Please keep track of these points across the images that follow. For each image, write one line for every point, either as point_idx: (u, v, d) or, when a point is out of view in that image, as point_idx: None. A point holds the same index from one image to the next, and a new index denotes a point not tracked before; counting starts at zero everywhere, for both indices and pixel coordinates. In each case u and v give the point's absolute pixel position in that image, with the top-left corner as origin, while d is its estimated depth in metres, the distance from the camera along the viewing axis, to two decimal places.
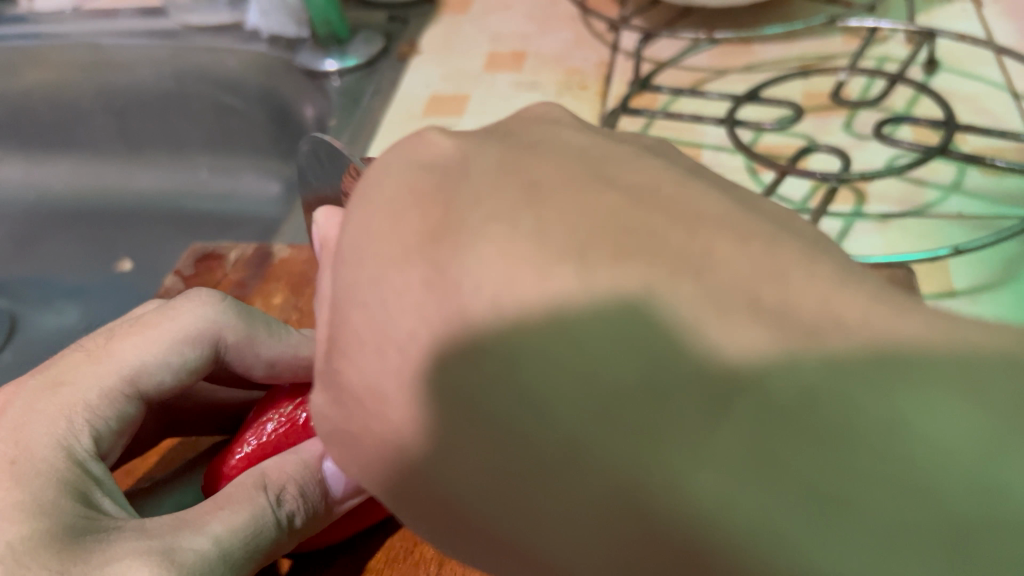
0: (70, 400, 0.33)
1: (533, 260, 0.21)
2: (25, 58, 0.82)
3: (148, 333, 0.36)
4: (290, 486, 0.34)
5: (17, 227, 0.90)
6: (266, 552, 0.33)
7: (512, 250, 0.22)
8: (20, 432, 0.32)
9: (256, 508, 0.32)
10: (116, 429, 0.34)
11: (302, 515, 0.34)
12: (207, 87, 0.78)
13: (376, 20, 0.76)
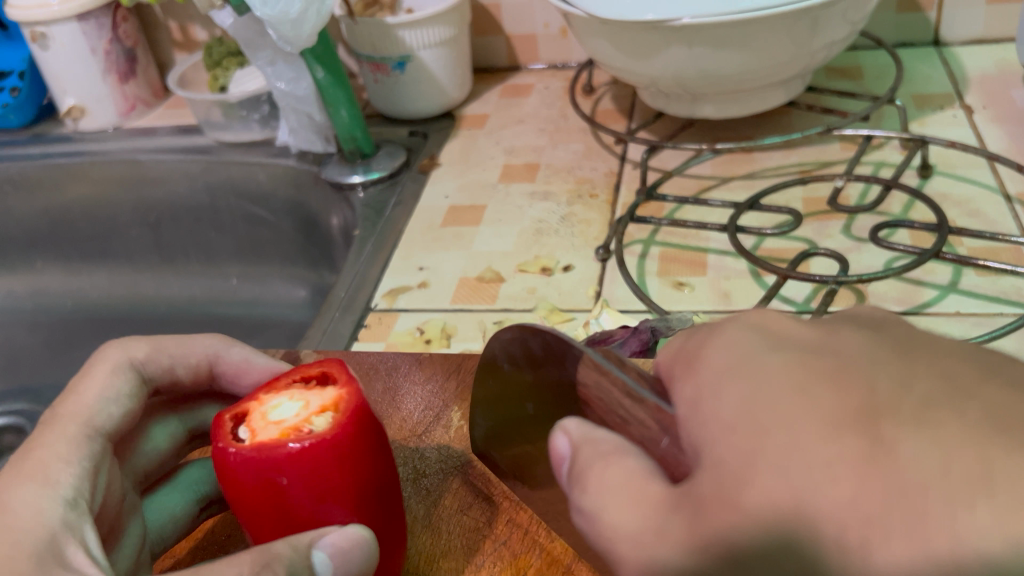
0: (43, 468, 0.35)
1: (750, 409, 0.24)
2: (68, 174, 0.88)
3: (80, 391, 0.40)
4: (278, 564, 0.32)
5: (53, 334, 0.90)
6: None
7: (745, 398, 0.24)
8: (3, 494, 0.33)
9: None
10: (91, 468, 0.37)
11: None
12: (238, 200, 0.84)
13: (399, 135, 0.81)
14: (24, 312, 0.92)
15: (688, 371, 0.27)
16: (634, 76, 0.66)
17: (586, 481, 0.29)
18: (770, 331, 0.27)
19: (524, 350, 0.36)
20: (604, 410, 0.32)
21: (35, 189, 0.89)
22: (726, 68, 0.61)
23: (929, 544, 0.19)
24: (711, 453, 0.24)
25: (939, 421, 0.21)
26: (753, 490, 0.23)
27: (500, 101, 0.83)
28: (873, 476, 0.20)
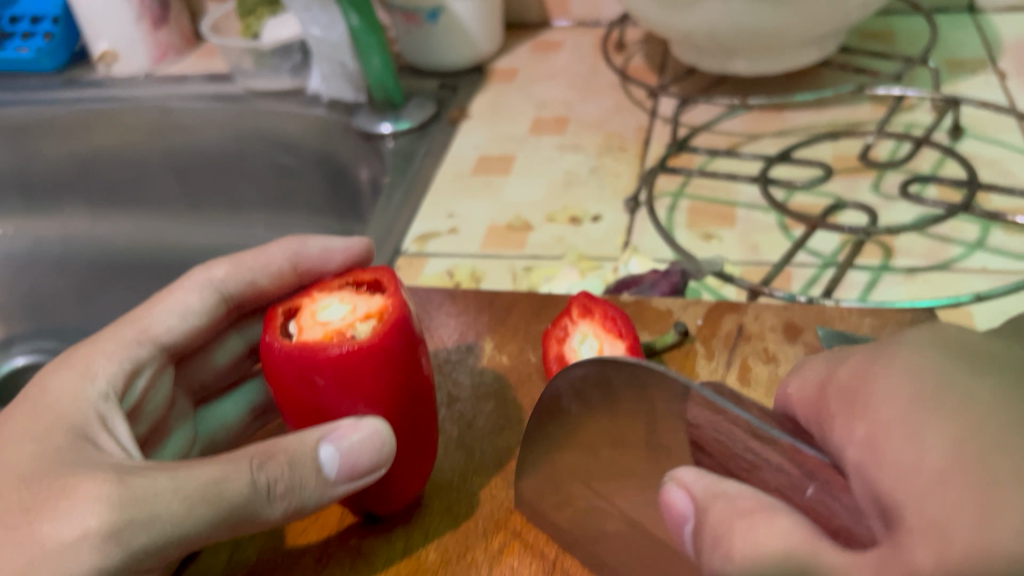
0: (88, 360, 0.37)
1: (931, 430, 0.21)
2: (100, 118, 0.88)
3: (162, 301, 0.43)
4: (281, 456, 0.33)
5: (82, 278, 0.91)
6: (239, 518, 0.31)
7: (928, 421, 0.21)
8: (45, 382, 0.36)
9: (231, 469, 0.31)
10: (132, 369, 0.38)
11: (284, 484, 0.32)
12: (268, 149, 0.84)
13: (429, 86, 0.80)
14: (53, 255, 0.94)
15: (861, 387, 0.24)
16: (670, 30, 0.67)
17: (725, 543, 0.26)
18: (954, 347, 0.24)
19: (589, 387, 0.33)
20: (722, 451, 0.29)
21: (65, 134, 0.89)
22: (760, 24, 0.61)
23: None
24: (915, 510, 0.20)
25: None
26: (984, 548, 0.18)
27: (530, 57, 0.83)
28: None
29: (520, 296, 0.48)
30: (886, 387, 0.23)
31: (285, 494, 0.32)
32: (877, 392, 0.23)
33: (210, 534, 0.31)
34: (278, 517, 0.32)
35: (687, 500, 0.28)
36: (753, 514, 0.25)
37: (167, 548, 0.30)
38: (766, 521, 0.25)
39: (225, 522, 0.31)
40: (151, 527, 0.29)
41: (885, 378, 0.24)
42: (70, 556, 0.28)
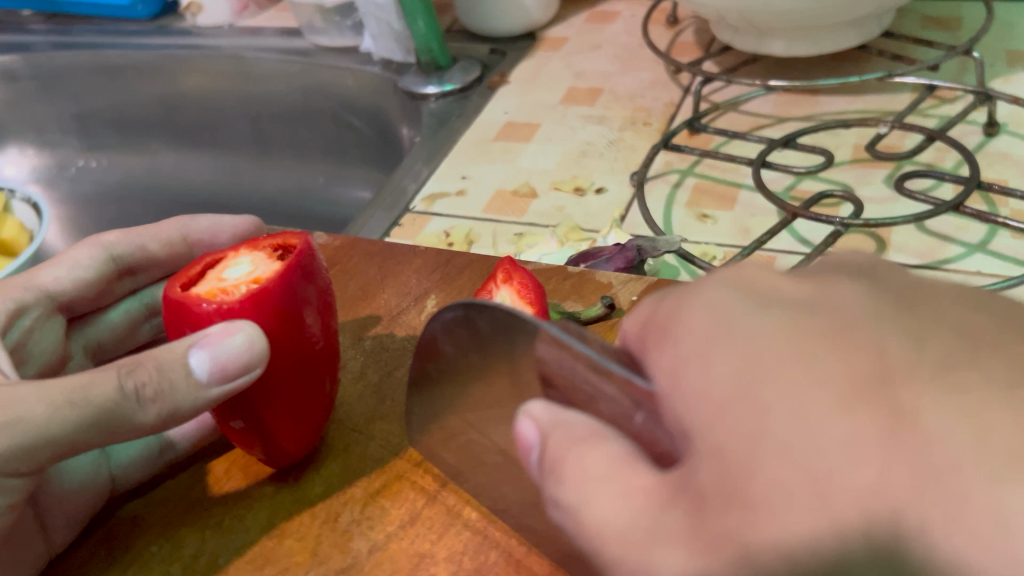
0: None
1: (738, 370, 0.22)
2: (183, 65, 0.94)
3: (55, 262, 0.45)
4: (148, 363, 0.33)
5: (161, 210, 0.98)
6: (113, 424, 0.32)
7: (737, 359, 0.22)
8: None
9: (97, 375, 0.32)
10: (13, 311, 0.41)
11: (154, 388, 0.33)
12: (330, 102, 0.88)
13: (479, 52, 0.82)
14: (139, 188, 1.01)
15: (672, 324, 0.24)
16: (703, 7, 0.66)
17: (563, 471, 0.25)
18: (751, 285, 0.24)
19: (456, 328, 0.31)
20: (570, 385, 0.27)
21: (154, 77, 0.96)
22: (786, 3, 0.60)
23: (988, 547, 0.18)
24: (702, 435, 0.22)
25: (961, 382, 0.20)
26: (757, 480, 0.20)
27: (583, 26, 0.83)
28: (900, 454, 0.19)
29: (474, 259, 0.48)
30: (693, 324, 0.24)
31: (155, 399, 0.33)
32: (685, 332, 0.24)
33: (86, 439, 0.32)
34: (153, 421, 0.33)
35: (534, 433, 0.27)
36: (588, 451, 0.25)
37: (34, 449, 0.31)
38: (598, 459, 0.25)
39: (97, 424, 0.32)
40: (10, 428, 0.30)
41: (695, 312, 0.24)
42: None
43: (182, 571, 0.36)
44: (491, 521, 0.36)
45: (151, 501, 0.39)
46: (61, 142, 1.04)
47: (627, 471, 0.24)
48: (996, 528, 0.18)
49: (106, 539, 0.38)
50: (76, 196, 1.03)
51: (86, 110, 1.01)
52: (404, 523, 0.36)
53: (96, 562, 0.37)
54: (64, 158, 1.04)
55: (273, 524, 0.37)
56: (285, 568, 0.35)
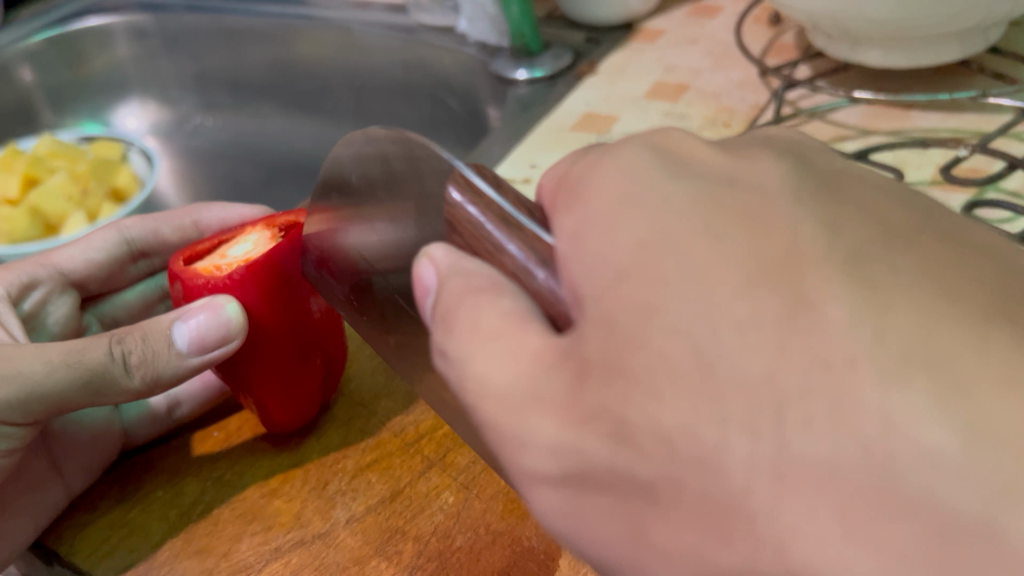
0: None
1: (641, 237, 0.25)
2: (296, 33, 0.96)
3: (81, 245, 0.54)
4: (139, 333, 0.40)
5: (270, 170, 1.04)
6: (100, 383, 0.39)
7: (642, 224, 0.26)
8: None
9: (90, 342, 0.39)
10: (27, 283, 0.50)
11: (138, 354, 0.39)
12: (429, 80, 0.89)
13: (574, 39, 0.82)
14: (247, 149, 1.07)
15: (592, 188, 0.28)
16: (795, 12, 0.64)
17: (454, 319, 0.29)
18: (669, 162, 0.29)
19: (371, 159, 0.35)
20: (472, 234, 0.31)
21: (269, 42, 0.99)
22: (880, 11, 0.57)
23: (854, 433, 0.20)
24: (602, 299, 0.25)
25: (875, 275, 0.23)
26: (645, 350, 0.24)
27: (684, 19, 0.82)
28: (790, 336, 0.22)
29: None
30: (613, 190, 0.28)
31: (140, 365, 0.40)
32: (601, 203, 0.27)
33: (78, 397, 0.39)
34: (136, 385, 0.40)
35: (433, 275, 0.31)
36: (484, 299, 0.29)
37: (30, 402, 0.38)
38: (492, 314, 0.29)
39: (87, 384, 0.38)
40: (11, 382, 0.37)
41: (619, 184, 0.28)
42: None
43: (183, 515, 0.41)
44: (462, 508, 0.39)
45: (163, 460, 0.44)
46: (181, 99, 1.10)
47: (513, 327, 0.28)
48: (870, 409, 0.20)
49: (114, 484, 0.43)
50: (190, 150, 1.09)
51: (205, 70, 1.06)
52: (383, 500, 0.40)
53: (105, 503, 0.42)
54: (182, 114, 1.11)
55: (268, 485, 0.42)
56: (268, 526, 0.40)
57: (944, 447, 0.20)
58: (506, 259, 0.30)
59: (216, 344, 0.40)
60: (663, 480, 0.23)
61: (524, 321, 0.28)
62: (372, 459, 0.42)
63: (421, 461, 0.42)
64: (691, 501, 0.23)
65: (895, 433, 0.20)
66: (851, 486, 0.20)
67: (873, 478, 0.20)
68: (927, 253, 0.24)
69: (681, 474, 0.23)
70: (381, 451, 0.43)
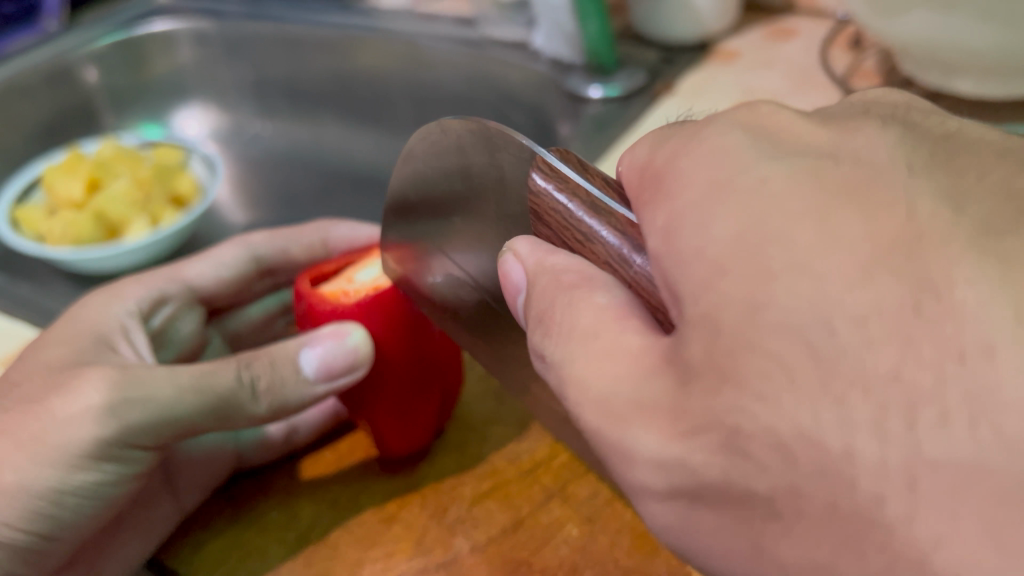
0: (124, 288, 0.54)
1: (742, 230, 0.26)
2: (359, 43, 0.95)
3: (208, 256, 0.62)
4: (265, 359, 0.46)
5: (324, 182, 1.02)
6: (226, 399, 0.43)
7: (740, 213, 0.26)
8: (80, 311, 0.50)
9: (219, 366, 0.44)
10: (157, 297, 0.55)
11: (264, 380, 0.45)
12: (494, 94, 0.88)
13: (649, 58, 0.81)
14: (303, 158, 1.05)
15: (681, 176, 0.29)
16: (886, 37, 0.63)
17: (555, 317, 0.31)
18: (763, 137, 0.30)
19: (446, 151, 0.37)
20: (559, 223, 0.32)
21: (331, 52, 0.98)
22: (982, 42, 0.56)
23: (996, 429, 0.21)
24: (701, 299, 0.26)
25: (999, 251, 0.24)
26: (757, 355, 0.24)
27: (761, 42, 0.81)
28: (917, 326, 0.23)
29: None
30: (705, 177, 0.28)
31: (268, 391, 0.45)
32: (689, 192, 0.28)
33: (203, 422, 0.43)
34: (263, 411, 0.45)
35: (521, 272, 0.33)
36: (581, 296, 0.30)
37: (160, 427, 0.42)
38: (588, 310, 0.30)
39: (214, 407, 0.43)
40: (143, 406, 0.41)
41: (705, 172, 0.28)
42: (78, 426, 0.41)
43: (302, 539, 0.44)
44: (587, 544, 0.42)
45: (274, 481, 0.48)
46: (240, 106, 1.10)
47: (611, 332, 0.29)
48: (1015, 402, 0.21)
49: (228, 502, 0.47)
50: (246, 157, 1.08)
51: (265, 78, 1.06)
52: (506, 530, 0.43)
53: (220, 523, 0.46)
54: (239, 123, 1.11)
55: (387, 511, 0.45)
56: (390, 551, 0.43)
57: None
58: (597, 247, 0.31)
59: (343, 371, 0.45)
60: (784, 492, 0.24)
61: (626, 324, 0.29)
62: (487, 489, 0.46)
63: (540, 492, 0.45)
64: (819, 517, 0.23)
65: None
66: (990, 487, 0.21)
67: (1023, 480, 0.21)
68: None
69: (802, 484, 0.24)
70: (494, 481, 0.46)
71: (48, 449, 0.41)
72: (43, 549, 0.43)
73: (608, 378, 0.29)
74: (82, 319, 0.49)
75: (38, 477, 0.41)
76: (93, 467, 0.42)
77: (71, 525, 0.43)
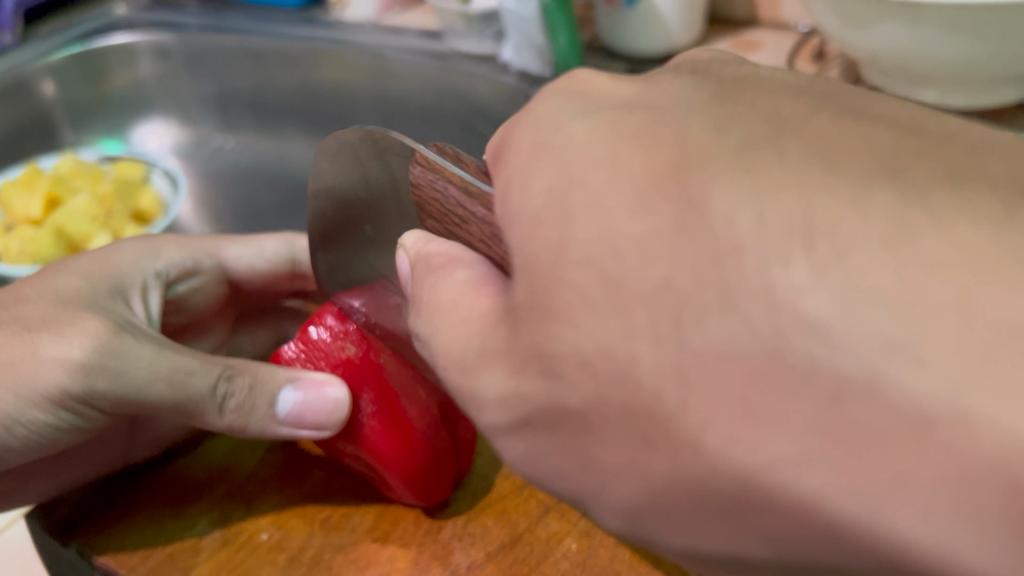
0: (140, 246, 0.57)
1: (552, 181, 0.28)
2: (324, 56, 0.95)
3: (189, 240, 0.61)
4: (249, 375, 0.48)
5: (288, 197, 1.00)
6: (191, 402, 0.46)
7: (552, 166, 0.29)
8: (104, 259, 0.54)
9: (205, 365, 0.46)
10: (162, 272, 0.57)
11: (234, 398, 0.47)
12: (462, 107, 0.88)
13: (616, 70, 0.82)
14: (268, 171, 1.04)
15: (518, 147, 0.31)
16: (854, 49, 0.64)
17: (425, 294, 0.33)
18: (587, 97, 0.32)
19: (345, 160, 0.39)
20: (441, 210, 0.35)
21: (295, 65, 0.97)
22: (947, 53, 0.58)
23: (739, 315, 0.23)
24: (524, 247, 0.28)
25: (760, 163, 0.25)
26: (563, 289, 0.26)
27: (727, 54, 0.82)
28: (686, 244, 0.25)
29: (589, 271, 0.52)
30: (528, 141, 0.31)
31: (236, 408, 0.47)
32: (520, 156, 0.30)
33: (164, 409, 0.46)
34: (223, 421, 0.47)
35: (408, 263, 0.35)
36: (445, 277, 0.33)
37: (122, 397, 0.45)
38: (449, 285, 0.32)
39: (178, 401, 0.46)
40: (115, 377, 0.44)
41: (530, 140, 0.31)
42: (50, 371, 0.44)
43: (293, 561, 0.47)
44: (587, 557, 0.44)
45: (262, 503, 0.50)
46: (202, 119, 1.08)
47: (466, 309, 0.31)
48: (754, 287, 0.23)
49: (218, 522, 0.49)
50: (208, 171, 1.07)
51: (227, 90, 1.04)
52: (504, 545, 0.46)
53: (208, 546, 0.48)
54: (202, 135, 1.09)
55: (380, 529, 0.48)
56: (389, 570, 0.45)
57: (886, 328, 0.21)
58: (471, 228, 0.33)
59: (311, 425, 0.48)
60: (593, 404, 0.26)
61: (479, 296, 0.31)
62: (485, 506, 0.48)
63: (537, 505, 0.47)
64: (622, 422, 0.25)
65: (839, 323, 0.22)
66: (751, 393, 0.22)
67: (766, 354, 0.22)
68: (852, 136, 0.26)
69: (604, 392, 0.26)
70: (491, 499, 0.48)
71: (21, 383, 0.44)
72: None
73: (463, 338, 0.31)
74: (113, 262, 0.54)
75: (1, 402, 0.44)
76: (52, 411, 0.45)
77: (15, 449, 0.47)
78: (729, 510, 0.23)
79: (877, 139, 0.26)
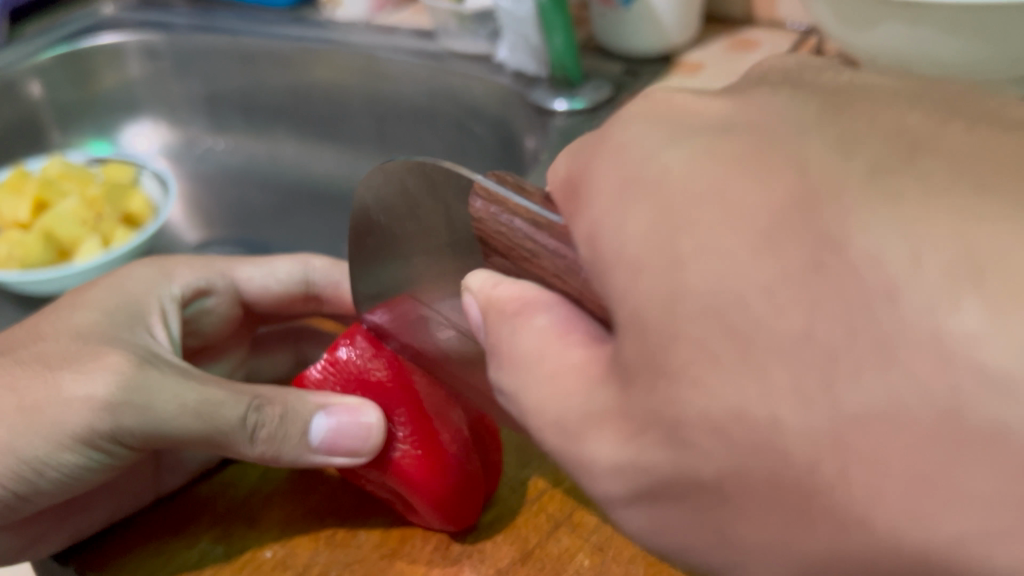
0: (152, 276, 0.58)
1: (652, 221, 0.25)
2: (315, 56, 0.94)
3: (203, 264, 0.63)
4: (279, 406, 0.48)
5: (280, 200, 0.99)
6: (222, 434, 0.46)
7: (649, 200, 0.26)
8: (122, 290, 0.55)
9: (235, 399, 0.47)
10: (174, 298, 0.58)
11: (265, 429, 0.47)
12: (456, 108, 0.87)
13: (612, 70, 0.81)
14: (259, 173, 1.03)
15: (600, 185, 0.28)
16: (853, 49, 0.64)
17: (503, 343, 0.31)
18: (666, 115, 0.29)
19: (390, 194, 0.38)
20: (504, 243, 0.32)
21: (286, 66, 0.96)
22: (950, 54, 0.57)
23: (904, 371, 0.20)
24: (627, 302, 0.26)
25: (893, 181, 0.22)
26: (683, 344, 0.24)
27: (724, 53, 0.81)
28: (821, 286, 0.21)
29: None
30: (620, 175, 0.27)
31: (267, 439, 0.47)
32: (610, 190, 0.27)
33: (192, 441, 0.47)
34: (256, 452, 0.47)
35: (477, 306, 0.33)
36: (522, 323, 0.31)
37: (151, 433, 0.46)
38: (530, 335, 0.30)
39: (207, 433, 0.46)
40: (141, 413, 0.45)
41: (621, 173, 0.27)
42: (76, 411, 0.45)
43: None
44: None
45: (264, 519, 0.50)
46: (192, 121, 1.07)
47: (558, 366, 0.29)
48: (909, 331, 0.20)
49: (219, 540, 0.49)
50: (199, 174, 1.06)
51: (217, 92, 1.03)
52: (514, 562, 0.46)
53: (212, 564, 0.47)
54: (191, 137, 1.08)
55: (387, 546, 0.47)
56: None
57: None
58: (541, 260, 0.31)
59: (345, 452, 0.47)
60: (729, 473, 0.23)
61: (574, 349, 0.29)
62: (496, 520, 0.48)
63: (548, 520, 0.47)
64: (716, 478, 0.24)
65: (1013, 370, 0.19)
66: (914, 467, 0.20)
67: (939, 414, 0.19)
68: (991, 140, 0.23)
69: (744, 460, 0.23)
70: (501, 513, 0.48)
71: (45, 424, 0.45)
72: (15, 506, 0.46)
73: (565, 394, 0.29)
74: (128, 289, 0.55)
75: (30, 447, 0.45)
76: (80, 451, 0.46)
77: (44, 492, 0.47)
78: (876, 573, 0.21)
79: (1016, 148, 0.23)
